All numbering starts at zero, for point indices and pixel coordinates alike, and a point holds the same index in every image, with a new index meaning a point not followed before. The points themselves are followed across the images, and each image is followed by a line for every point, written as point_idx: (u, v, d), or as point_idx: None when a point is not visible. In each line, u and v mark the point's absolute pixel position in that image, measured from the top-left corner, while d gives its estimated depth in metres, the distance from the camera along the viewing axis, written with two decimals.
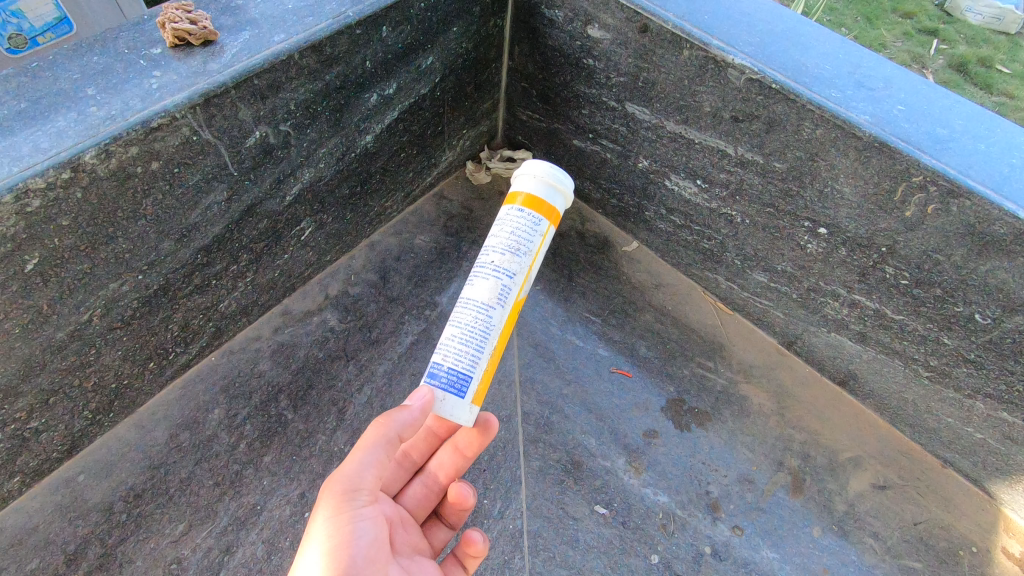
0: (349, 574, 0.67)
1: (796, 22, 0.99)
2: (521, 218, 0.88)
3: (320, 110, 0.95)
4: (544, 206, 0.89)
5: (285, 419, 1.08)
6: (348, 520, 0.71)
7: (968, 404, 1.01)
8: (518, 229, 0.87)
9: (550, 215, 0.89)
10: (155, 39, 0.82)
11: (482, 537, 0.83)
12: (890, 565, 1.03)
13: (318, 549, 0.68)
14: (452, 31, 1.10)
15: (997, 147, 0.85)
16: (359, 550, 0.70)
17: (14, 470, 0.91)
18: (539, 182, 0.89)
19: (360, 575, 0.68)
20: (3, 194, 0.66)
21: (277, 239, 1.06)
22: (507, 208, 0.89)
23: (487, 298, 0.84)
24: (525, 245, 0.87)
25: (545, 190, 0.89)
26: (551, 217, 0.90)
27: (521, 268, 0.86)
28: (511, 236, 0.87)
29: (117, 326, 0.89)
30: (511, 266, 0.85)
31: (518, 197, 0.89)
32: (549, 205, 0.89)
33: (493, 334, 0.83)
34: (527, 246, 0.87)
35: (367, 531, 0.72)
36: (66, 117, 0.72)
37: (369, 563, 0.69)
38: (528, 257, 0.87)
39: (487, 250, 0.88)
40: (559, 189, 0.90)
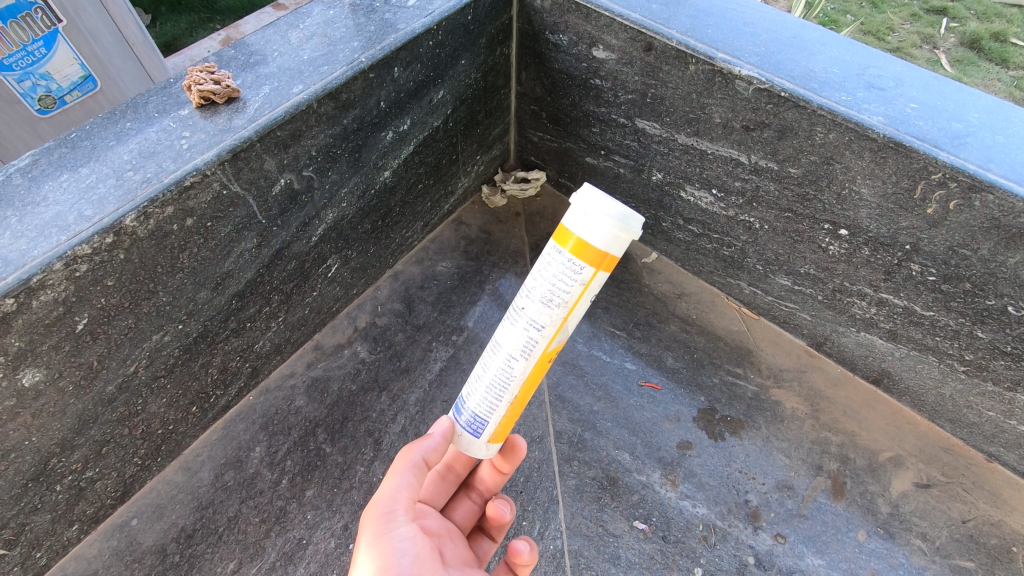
0: None
1: (799, 29, 1.00)
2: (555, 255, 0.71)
3: (340, 152, 0.98)
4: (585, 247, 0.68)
5: (324, 452, 1.10)
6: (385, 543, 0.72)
7: (1009, 396, 0.99)
8: (569, 292, 0.72)
9: (599, 261, 0.69)
10: (182, 101, 0.86)
11: (529, 547, 0.83)
12: (940, 566, 1.01)
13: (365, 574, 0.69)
14: (460, 64, 1.13)
15: (1017, 138, 0.84)
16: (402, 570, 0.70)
17: (72, 519, 0.95)
18: (601, 225, 0.67)
19: None
20: (54, 261, 0.70)
21: (306, 278, 1.09)
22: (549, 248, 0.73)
23: (509, 345, 0.77)
24: (560, 295, 0.72)
25: (611, 238, 0.68)
26: (611, 261, 0.70)
27: (552, 320, 0.74)
28: (549, 280, 0.72)
29: (161, 374, 0.93)
30: (541, 317, 0.74)
31: (561, 230, 0.70)
32: (604, 249, 0.68)
33: (515, 385, 0.78)
34: (564, 297, 0.72)
35: (410, 551, 0.73)
36: (106, 184, 0.76)
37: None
38: (561, 308, 0.73)
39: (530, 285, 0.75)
40: (626, 235, 0.67)
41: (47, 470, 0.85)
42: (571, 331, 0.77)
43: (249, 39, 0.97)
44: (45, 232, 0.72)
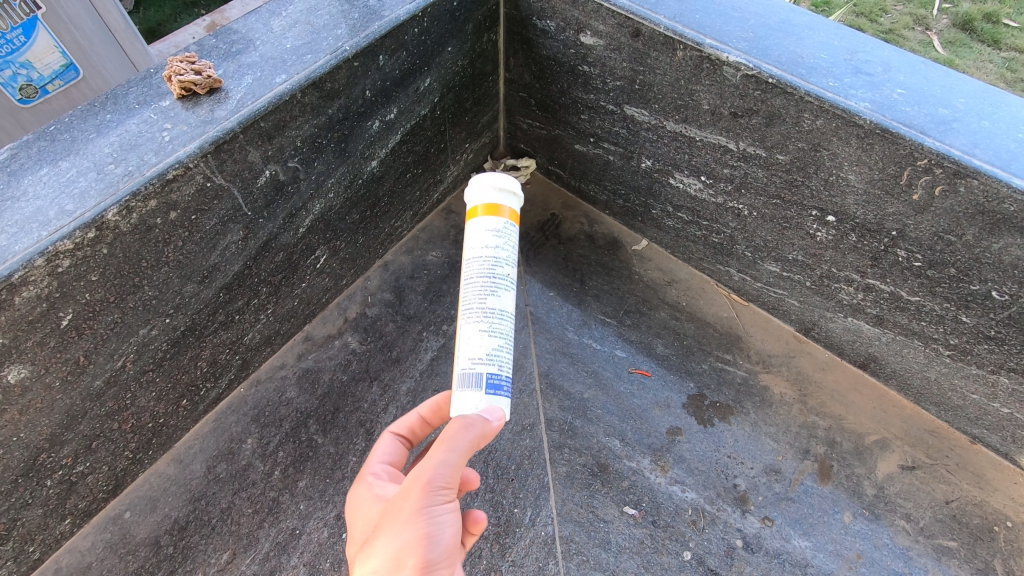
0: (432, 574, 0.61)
1: (788, 13, 0.99)
2: (489, 222, 0.87)
3: (326, 142, 0.97)
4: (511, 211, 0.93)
5: (316, 443, 1.11)
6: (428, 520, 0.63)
7: (992, 379, 1.00)
8: (508, 242, 0.87)
9: (512, 217, 0.89)
10: (163, 92, 0.85)
11: None
12: (924, 546, 1.03)
13: (385, 543, 0.62)
14: (447, 51, 1.11)
15: (1002, 123, 0.84)
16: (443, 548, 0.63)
17: (65, 513, 0.95)
18: (500, 193, 0.88)
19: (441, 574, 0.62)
20: (36, 257, 0.69)
21: (295, 270, 1.09)
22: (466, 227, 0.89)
23: (504, 305, 0.84)
24: (505, 250, 0.86)
25: (507, 197, 0.89)
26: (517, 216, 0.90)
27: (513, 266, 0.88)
28: (490, 242, 0.86)
29: (150, 368, 0.93)
30: (501, 274, 0.85)
31: (478, 207, 0.88)
32: (509, 208, 0.89)
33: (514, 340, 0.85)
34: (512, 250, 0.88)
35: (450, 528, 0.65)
36: (87, 178, 0.75)
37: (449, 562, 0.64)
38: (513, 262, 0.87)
39: (491, 246, 0.86)
40: (511, 192, 0.89)
41: (36, 465, 0.85)
42: None
43: (230, 27, 0.95)
44: (25, 227, 0.71)
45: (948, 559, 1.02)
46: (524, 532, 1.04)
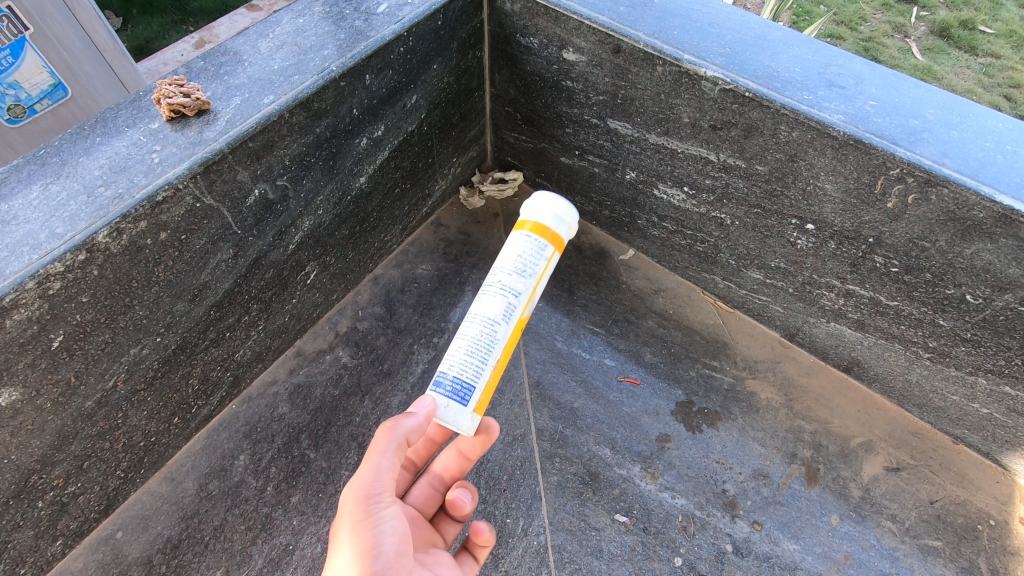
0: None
1: (763, 29, 1.02)
2: (528, 243, 0.91)
3: (314, 160, 0.99)
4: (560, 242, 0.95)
5: (308, 458, 1.11)
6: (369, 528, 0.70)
7: (971, 380, 1.03)
8: (535, 262, 0.90)
9: (555, 241, 0.92)
10: (153, 114, 0.86)
11: (488, 528, 0.87)
12: (909, 547, 1.05)
13: (346, 555, 0.68)
14: (433, 68, 1.14)
15: (970, 133, 0.87)
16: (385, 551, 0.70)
17: (56, 534, 0.95)
18: (555, 219, 0.92)
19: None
20: (27, 280, 0.70)
21: (285, 286, 1.10)
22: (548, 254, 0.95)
23: (490, 314, 0.87)
24: (531, 267, 0.90)
25: (560, 224, 0.93)
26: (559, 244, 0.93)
27: (526, 289, 0.89)
28: (523, 258, 0.90)
29: (141, 387, 0.93)
30: (517, 286, 0.88)
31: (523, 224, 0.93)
32: (557, 235, 0.93)
33: (499, 348, 0.86)
34: (534, 270, 0.90)
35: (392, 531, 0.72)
36: (78, 201, 0.76)
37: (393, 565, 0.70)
38: (533, 278, 0.89)
39: (503, 267, 0.90)
40: (567, 223, 0.94)
41: (28, 487, 0.85)
42: (536, 303, 0.92)
43: (219, 49, 0.97)
44: (16, 250, 0.72)
45: (934, 559, 1.04)
46: (516, 542, 1.05)
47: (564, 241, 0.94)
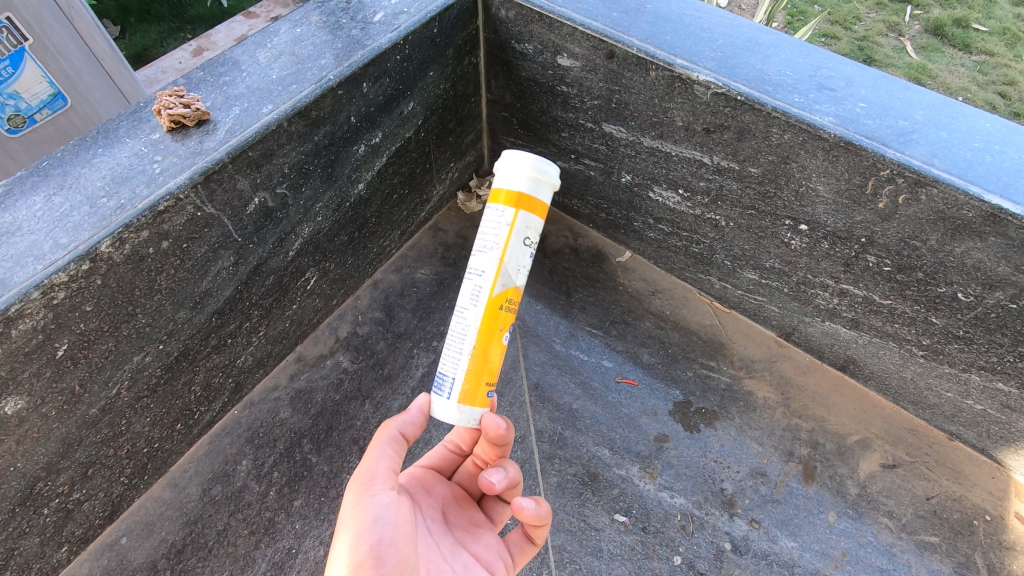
0: (373, 560, 0.67)
1: (754, 32, 1.04)
2: (489, 212, 0.84)
3: (313, 168, 1.00)
4: (536, 204, 0.83)
5: (310, 462, 1.13)
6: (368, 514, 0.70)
7: (964, 377, 1.04)
8: (496, 230, 0.82)
9: (519, 202, 0.82)
10: (153, 125, 0.88)
11: (532, 507, 0.80)
12: (906, 542, 1.06)
13: (344, 542, 0.68)
14: (429, 75, 1.15)
15: (959, 133, 0.88)
16: (383, 535, 0.69)
17: (61, 541, 0.96)
18: (518, 179, 0.82)
19: (385, 558, 0.68)
20: (32, 290, 0.71)
21: (285, 292, 1.11)
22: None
23: (463, 300, 0.84)
24: (491, 239, 0.82)
25: (529, 183, 0.82)
26: (527, 205, 0.82)
27: (489, 262, 0.82)
28: (485, 231, 0.84)
29: (144, 394, 0.94)
30: (478, 263, 0.83)
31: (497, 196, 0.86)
32: (531, 197, 0.82)
33: (474, 332, 0.82)
34: (495, 240, 0.82)
35: (390, 516, 0.71)
36: (81, 212, 0.77)
37: (393, 548, 0.69)
38: (494, 249, 0.82)
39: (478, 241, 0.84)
40: (538, 178, 0.82)
41: (33, 494, 0.86)
42: (514, 275, 0.83)
43: (218, 59, 0.98)
44: (21, 261, 0.73)
45: (930, 554, 1.05)
46: None
47: (533, 200, 0.82)
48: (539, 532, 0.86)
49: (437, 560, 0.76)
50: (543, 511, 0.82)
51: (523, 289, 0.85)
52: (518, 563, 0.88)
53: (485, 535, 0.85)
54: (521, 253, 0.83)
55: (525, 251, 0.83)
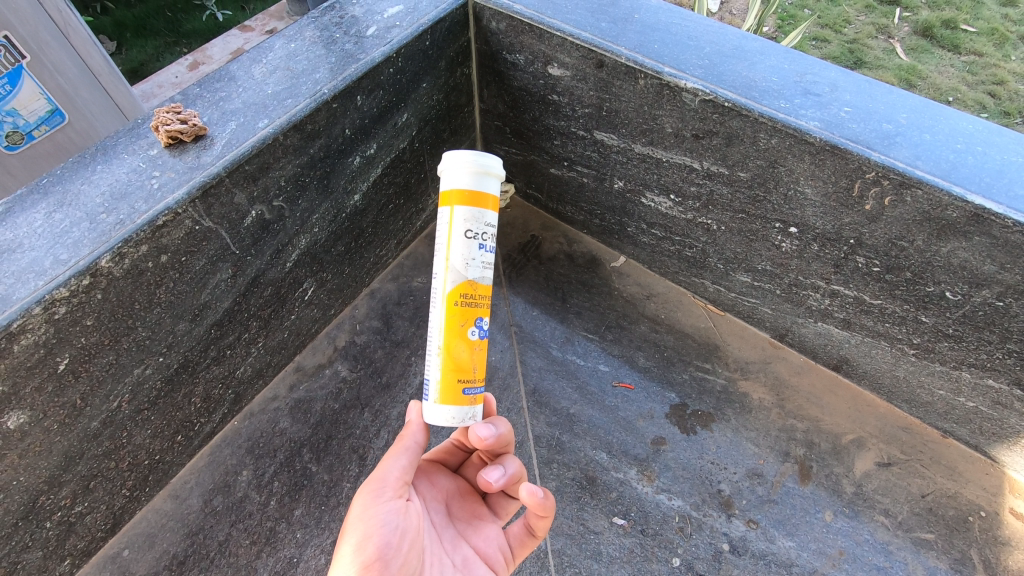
0: (374, 567, 0.68)
1: (740, 40, 1.06)
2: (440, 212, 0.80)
3: (309, 180, 1.01)
4: (470, 192, 0.76)
5: (310, 471, 1.13)
6: (373, 519, 0.71)
7: (956, 374, 1.05)
8: (440, 230, 0.78)
9: (456, 197, 0.76)
10: (151, 142, 0.89)
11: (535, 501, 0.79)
12: (902, 540, 1.07)
13: (349, 546, 0.70)
14: (422, 86, 1.17)
15: (942, 135, 0.90)
16: (387, 542, 0.70)
17: (64, 554, 0.96)
18: (450, 174, 0.76)
19: (387, 565, 0.69)
20: (34, 305, 0.72)
21: (283, 303, 1.12)
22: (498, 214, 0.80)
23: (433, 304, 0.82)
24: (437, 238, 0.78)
25: (463, 175, 0.75)
26: (465, 197, 0.76)
27: (436, 262, 0.78)
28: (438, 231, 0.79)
29: (145, 407, 0.95)
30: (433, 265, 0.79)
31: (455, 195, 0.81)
32: (466, 189, 0.76)
33: (437, 335, 0.78)
34: (438, 240, 0.78)
35: (394, 523, 0.72)
36: (81, 228, 0.79)
37: (396, 554, 0.70)
38: (439, 249, 0.78)
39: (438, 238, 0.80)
40: (474, 168, 0.75)
41: (36, 508, 0.87)
42: (464, 270, 0.77)
43: (214, 75, 1.00)
44: (22, 277, 0.74)
45: (926, 551, 1.06)
46: None
47: (469, 191, 0.76)
48: (541, 527, 0.86)
49: (438, 555, 0.77)
50: (548, 505, 0.82)
51: (484, 283, 0.79)
52: (519, 558, 0.88)
53: (486, 527, 0.86)
54: (466, 245, 0.76)
55: (471, 241, 0.76)
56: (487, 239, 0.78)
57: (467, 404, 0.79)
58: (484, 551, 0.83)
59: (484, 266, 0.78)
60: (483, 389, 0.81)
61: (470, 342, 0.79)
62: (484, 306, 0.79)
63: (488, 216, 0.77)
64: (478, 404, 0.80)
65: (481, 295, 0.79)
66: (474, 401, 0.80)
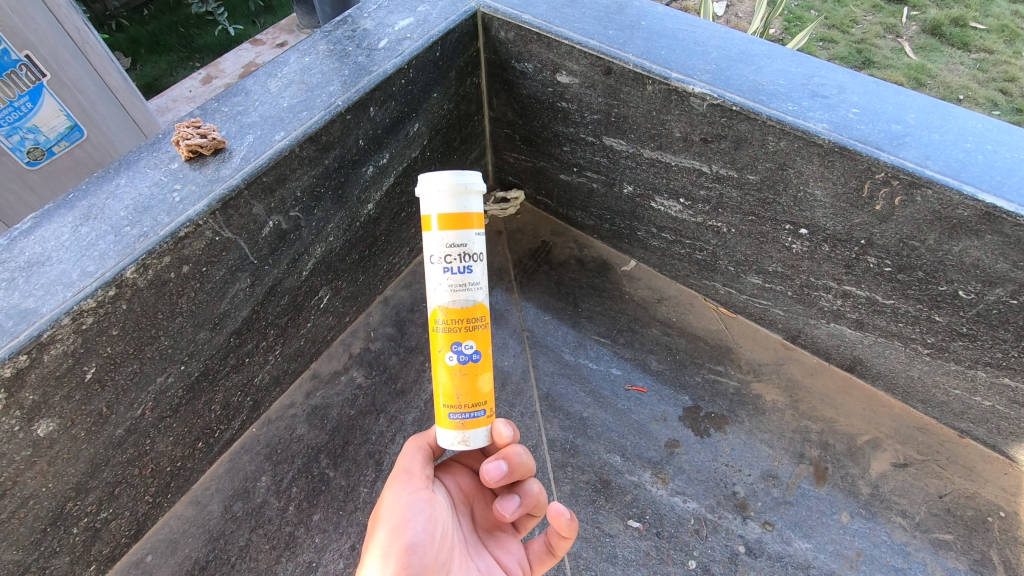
0: (405, 554, 0.71)
1: (747, 44, 1.07)
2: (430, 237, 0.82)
3: (324, 191, 1.04)
4: (436, 215, 0.76)
5: (327, 477, 1.15)
6: (403, 509, 0.75)
7: (971, 374, 1.05)
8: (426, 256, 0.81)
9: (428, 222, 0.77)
10: (172, 156, 0.92)
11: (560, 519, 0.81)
12: (920, 541, 1.06)
13: (383, 531, 0.74)
14: (433, 97, 1.19)
15: (951, 135, 0.90)
16: (417, 532, 0.74)
17: (90, 559, 0.98)
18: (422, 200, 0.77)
19: (417, 554, 0.72)
20: (62, 316, 0.75)
21: (300, 311, 1.14)
22: (474, 231, 0.78)
23: None
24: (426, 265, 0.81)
25: (433, 200, 0.76)
26: (434, 222, 0.76)
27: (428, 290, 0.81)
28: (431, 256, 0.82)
29: (167, 414, 0.97)
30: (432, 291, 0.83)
31: None
32: (436, 214, 0.76)
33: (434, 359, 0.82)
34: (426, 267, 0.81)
35: (425, 515, 0.76)
36: (106, 240, 0.81)
37: (425, 545, 0.73)
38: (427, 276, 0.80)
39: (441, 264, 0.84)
40: (441, 191, 0.75)
41: (63, 514, 0.89)
42: (446, 295, 0.78)
43: (231, 90, 1.03)
44: (51, 289, 0.76)
45: (946, 552, 1.05)
46: None
47: (439, 215, 0.76)
48: (562, 546, 0.87)
49: (464, 556, 0.79)
50: (574, 528, 0.83)
51: (469, 304, 0.79)
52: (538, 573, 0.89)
53: (509, 540, 0.87)
54: (431, 271, 0.78)
55: (434, 267, 0.77)
56: (458, 260, 0.77)
57: (456, 429, 0.81)
58: (505, 562, 0.85)
59: (457, 289, 0.78)
60: (475, 415, 0.81)
61: (449, 367, 0.80)
62: (469, 329, 0.79)
63: (452, 238, 0.76)
64: (468, 429, 0.81)
65: (459, 318, 0.79)
66: (463, 426, 0.81)
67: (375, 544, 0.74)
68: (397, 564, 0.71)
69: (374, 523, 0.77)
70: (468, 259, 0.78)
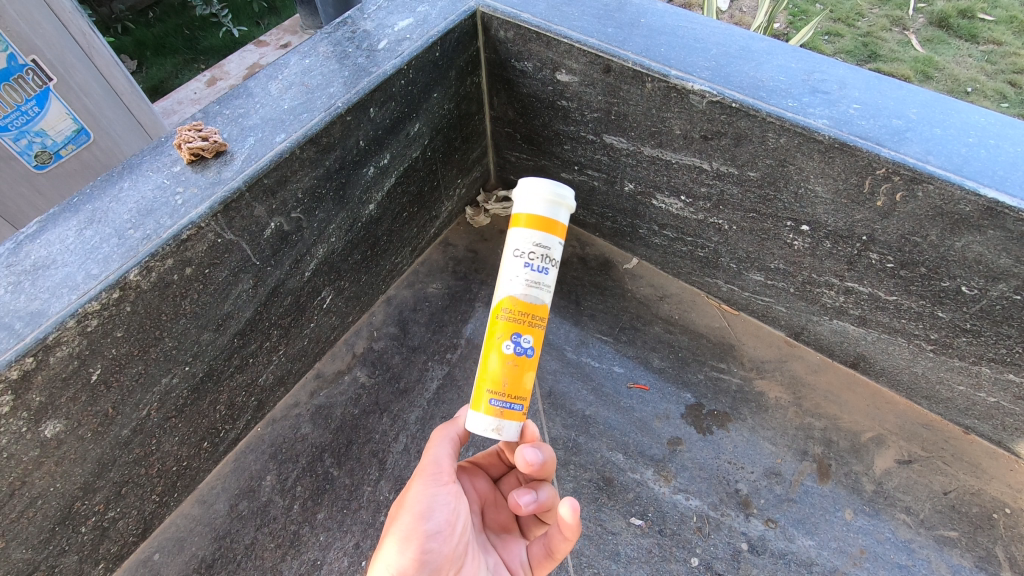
0: (423, 544, 0.74)
1: (747, 40, 1.06)
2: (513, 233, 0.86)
3: (325, 192, 1.04)
4: (531, 214, 0.80)
5: (331, 476, 1.16)
6: (427, 496, 0.77)
7: (975, 370, 1.04)
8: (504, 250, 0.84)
9: (525, 221, 0.81)
10: (174, 159, 0.93)
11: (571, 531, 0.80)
12: (925, 538, 1.06)
13: (407, 516, 0.77)
14: (433, 96, 1.19)
15: (953, 130, 0.90)
16: (436, 524, 0.76)
17: (98, 558, 1.00)
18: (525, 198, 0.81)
19: (434, 545, 0.75)
20: (67, 318, 0.76)
21: (303, 311, 1.15)
22: (559, 241, 0.82)
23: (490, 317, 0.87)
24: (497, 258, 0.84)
25: (542, 204, 0.80)
26: (527, 222, 0.81)
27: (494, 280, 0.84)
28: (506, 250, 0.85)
29: (172, 415, 0.98)
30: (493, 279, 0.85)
31: None
32: (538, 215, 0.80)
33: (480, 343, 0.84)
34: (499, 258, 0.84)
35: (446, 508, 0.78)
36: (110, 244, 0.82)
37: (442, 537, 0.76)
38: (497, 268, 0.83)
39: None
40: (556, 198, 0.81)
41: (72, 514, 0.91)
42: (510, 289, 0.81)
43: (233, 93, 1.03)
44: (57, 292, 0.78)
45: (950, 549, 1.05)
46: None
47: (541, 216, 0.80)
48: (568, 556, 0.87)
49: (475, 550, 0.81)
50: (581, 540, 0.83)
51: (536, 305, 0.82)
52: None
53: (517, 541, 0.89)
54: (512, 263, 0.81)
55: (515, 260, 0.81)
56: (538, 261, 0.81)
57: (494, 415, 0.81)
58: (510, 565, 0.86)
59: (530, 286, 0.81)
60: (515, 408, 0.82)
61: (505, 354, 0.81)
62: (531, 326, 0.82)
63: (537, 239, 0.80)
64: (506, 419, 0.82)
65: (524, 312, 0.81)
66: (500, 415, 0.81)
67: (397, 527, 0.77)
68: (415, 549, 0.74)
69: (399, 505, 0.80)
70: (547, 263, 0.82)
